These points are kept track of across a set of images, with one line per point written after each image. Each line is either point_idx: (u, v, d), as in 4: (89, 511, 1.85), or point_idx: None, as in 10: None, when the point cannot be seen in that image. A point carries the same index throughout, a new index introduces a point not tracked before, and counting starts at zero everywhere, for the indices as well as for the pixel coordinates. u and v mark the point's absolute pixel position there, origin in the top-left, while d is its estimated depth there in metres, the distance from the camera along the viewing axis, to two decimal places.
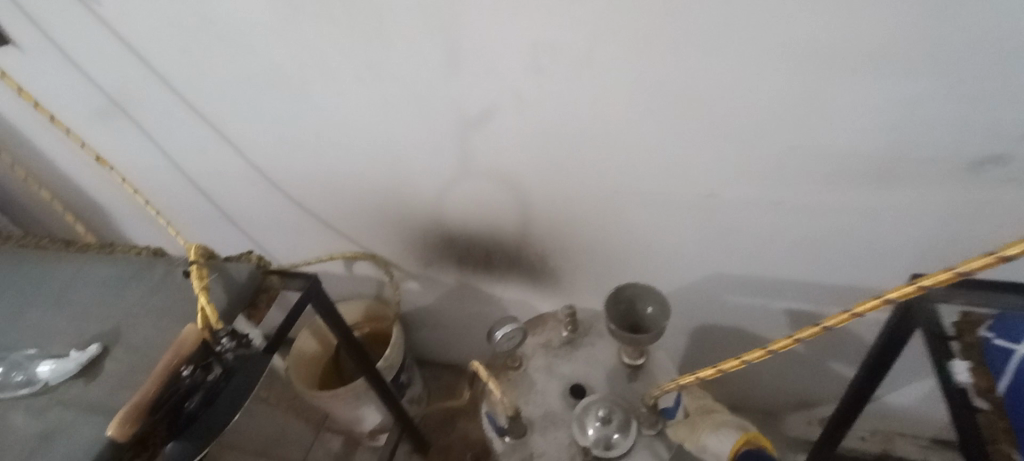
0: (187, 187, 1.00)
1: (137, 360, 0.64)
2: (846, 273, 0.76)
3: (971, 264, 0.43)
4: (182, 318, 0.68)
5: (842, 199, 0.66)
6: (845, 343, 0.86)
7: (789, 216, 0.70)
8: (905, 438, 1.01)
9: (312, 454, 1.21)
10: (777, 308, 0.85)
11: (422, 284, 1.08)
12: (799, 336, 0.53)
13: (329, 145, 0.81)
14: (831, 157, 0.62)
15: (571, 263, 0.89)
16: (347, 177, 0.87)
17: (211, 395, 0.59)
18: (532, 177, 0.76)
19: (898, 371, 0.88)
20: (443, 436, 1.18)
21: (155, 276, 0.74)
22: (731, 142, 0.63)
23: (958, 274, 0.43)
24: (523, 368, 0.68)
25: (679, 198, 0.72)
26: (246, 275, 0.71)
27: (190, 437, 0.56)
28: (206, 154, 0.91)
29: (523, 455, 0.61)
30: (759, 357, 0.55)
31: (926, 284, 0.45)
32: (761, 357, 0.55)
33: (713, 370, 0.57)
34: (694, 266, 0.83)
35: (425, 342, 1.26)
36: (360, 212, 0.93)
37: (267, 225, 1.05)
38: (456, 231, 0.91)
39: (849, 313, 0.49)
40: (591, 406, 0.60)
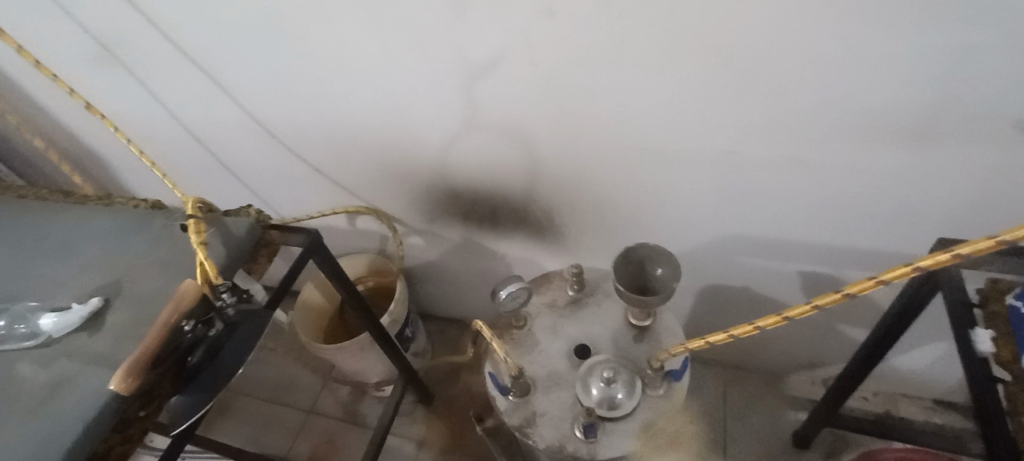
0: (185, 137, 0.97)
1: (140, 313, 0.63)
2: (865, 235, 0.73)
3: (1015, 232, 0.40)
4: (182, 272, 0.67)
5: (869, 158, 0.63)
6: (858, 306, 0.84)
7: (811, 175, 0.67)
8: (909, 399, 1.02)
9: (320, 403, 1.24)
10: (789, 269, 0.83)
11: (427, 240, 1.06)
12: (815, 302, 0.50)
13: (331, 95, 0.78)
14: (863, 112, 0.58)
15: (579, 220, 0.87)
16: (350, 129, 0.84)
17: (215, 349, 0.60)
18: (541, 130, 0.72)
19: (909, 334, 0.87)
20: (448, 388, 1.20)
21: (154, 230, 0.73)
22: (756, 95, 0.59)
23: (1000, 243, 0.41)
24: (527, 327, 0.67)
25: (695, 155, 0.69)
26: (245, 229, 0.70)
27: (198, 389, 0.57)
28: (202, 102, 0.88)
29: (526, 414, 0.61)
30: (774, 324, 0.53)
31: (963, 253, 0.43)
32: (776, 323, 0.53)
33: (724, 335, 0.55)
34: (706, 225, 0.80)
35: (430, 297, 1.26)
36: (363, 165, 0.91)
37: (270, 178, 1.02)
38: (461, 185, 0.89)
39: (874, 279, 0.47)
40: (596, 367, 0.60)
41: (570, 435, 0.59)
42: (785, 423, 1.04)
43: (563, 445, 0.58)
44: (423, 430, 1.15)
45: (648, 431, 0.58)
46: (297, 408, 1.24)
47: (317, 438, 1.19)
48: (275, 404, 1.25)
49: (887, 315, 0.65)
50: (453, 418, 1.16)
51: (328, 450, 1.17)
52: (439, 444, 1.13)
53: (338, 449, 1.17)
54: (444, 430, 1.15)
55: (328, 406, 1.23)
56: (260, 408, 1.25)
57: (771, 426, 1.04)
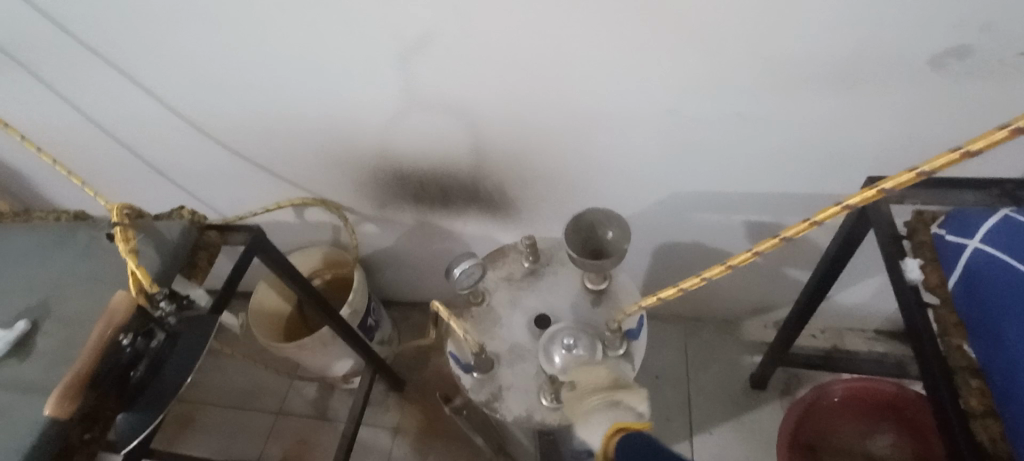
0: (105, 140, 0.91)
1: (72, 333, 0.59)
2: (803, 182, 0.76)
3: (936, 161, 0.42)
4: (115, 285, 0.63)
5: (802, 106, 0.65)
6: (802, 249, 0.88)
7: (749, 126, 0.69)
8: (853, 332, 1.08)
9: (289, 403, 1.21)
10: (737, 221, 0.86)
11: (380, 226, 1.04)
12: (758, 249, 0.53)
13: (258, 83, 0.74)
14: (792, 60, 0.59)
15: (530, 192, 0.87)
16: (283, 118, 0.80)
17: (158, 364, 0.56)
18: (481, 103, 0.71)
19: (850, 271, 0.91)
20: (418, 373, 1.19)
21: (78, 243, 0.67)
22: (691, 51, 0.60)
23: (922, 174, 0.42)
24: (487, 303, 0.66)
25: (638, 116, 0.69)
26: (179, 233, 0.66)
27: (142, 407, 0.54)
28: (117, 101, 0.81)
29: (491, 389, 0.60)
30: (720, 273, 0.55)
31: (887, 187, 0.45)
32: (722, 272, 0.54)
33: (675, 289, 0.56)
34: (654, 185, 0.81)
35: (391, 284, 1.24)
36: (302, 155, 0.87)
37: (205, 177, 0.97)
38: (407, 167, 0.86)
39: (810, 221, 0.48)
40: (557, 335, 0.60)
41: (538, 405, 0.59)
42: (744, 368, 1.09)
43: (531, 415, 0.59)
44: (397, 417, 1.15)
45: None
46: (265, 411, 1.21)
47: (290, 438, 1.16)
48: (241, 410, 1.21)
49: (828, 255, 0.68)
50: (426, 401, 1.15)
51: (301, 449, 1.15)
52: (414, 428, 1.13)
53: (312, 447, 1.15)
54: (418, 414, 1.14)
55: (297, 405, 1.20)
56: (226, 416, 1.21)
57: (732, 372, 1.09)
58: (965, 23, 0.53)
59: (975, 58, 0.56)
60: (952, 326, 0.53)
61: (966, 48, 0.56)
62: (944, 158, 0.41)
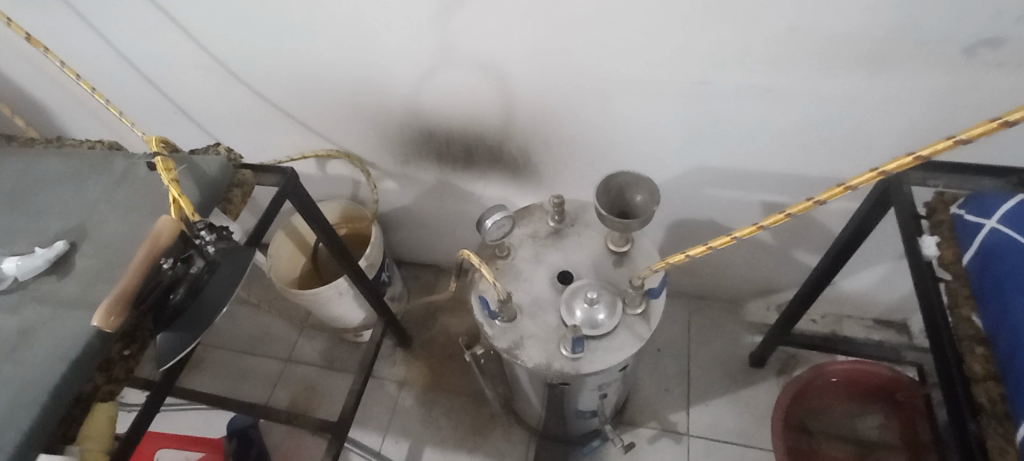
0: (136, 77, 0.91)
1: (112, 254, 0.60)
2: (824, 165, 0.78)
3: (970, 132, 0.42)
4: (153, 212, 0.64)
5: (833, 86, 0.66)
6: (812, 233, 0.91)
7: (778, 104, 0.70)
8: (852, 319, 1.11)
9: (298, 351, 1.24)
10: (753, 200, 0.88)
11: (401, 184, 1.06)
12: (789, 212, 0.54)
13: (296, 27, 0.74)
14: (830, 39, 0.61)
15: (554, 158, 0.88)
16: (316, 65, 0.80)
17: (197, 288, 0.58)
18: (518, 65, 0.72)
19: (856, 258, 0.94)
20: (425, 330, 1.22)
21: (115, 170, 0.69)
22: (732, 23, 0.61)
23: (955, 144, 0.42)
24: (511, 257, 0.68)
25: (671, 87, 0.71)
26: (217, 168, 0.67)
27: (180, 329, 0.56)
28: (153, 38, 0.82)
29: (513, 337, 0.63)
30: (748, 234, 0.56)
31: (922, 156, 0.45)
32: (750, 233, 0.56)
33: (703, 248, 0.58)
34: (677, 159, 0.83)
35: (404, 243, 1.26)
36: (332, 105, 0.88)
37: (230, 121, 0.98)
38: (435, 126, 0.88)
39: (843, 187, 0.50)
40: (580, 289, 0.63)
41: (557, 354, 0.62)
42: (743, 346, 1.12)
43: (550, 363, 0.61)
44: (403, 371, 1.18)
45: (628, 346, 0.61)
46: (273, 358, 1.24)
47: (298, 385, 1.20)
48: (251, 355, 1.24)
49: (841, 235, 0.70)
50: (432, 358, 1.19)
51: (309, 396, 1.18)
52: (420, 382, 1.16)
53: (320, 394, 1.18)
54: (425, 369, 1.18)
55: (305, 354, 1.23)
56: (236, 360, 1.24)
57: (731, 350, 1.12)
58: (999, 14, 0.55)
59: (1007, 49, 0.58)
60: (963, 299, 0.56)
61: (999, 38, 0.57)
62: (980, 129, 0.42)
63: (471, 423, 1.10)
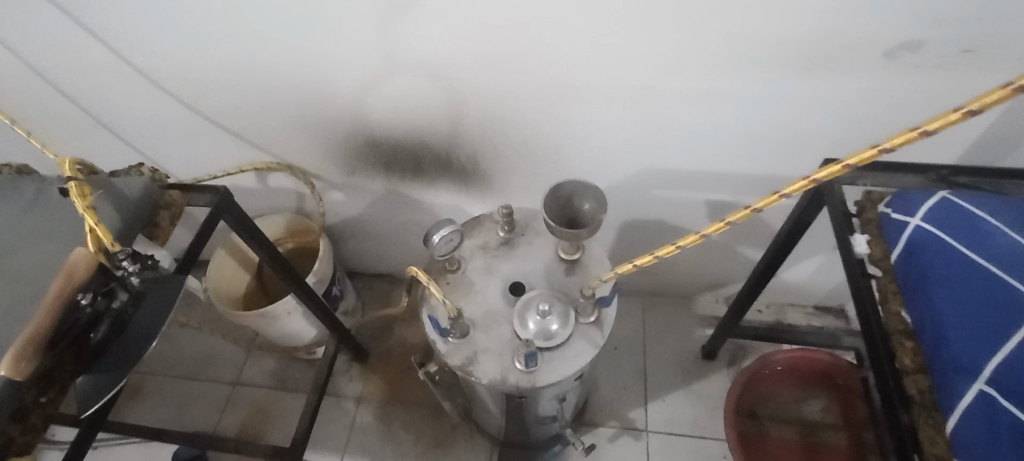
0: (45, 90, 0.84)
1: (20, 290, 0.55)
2: (763, 164, 0.81)
3: (891, 140, 0.44)
4: (67, 241, 0.59)
5: (769, 88, 0.68)
6: (755, 228, 0.94)
7: (719, 107, 0.72)
8: (795, 308, 1.16)
9: (246, 373, 1.18)
10: (699, 199, 0.90)
11: (347, 195, 1.02)
12: (730, 219, 0.55)
13: (224, 35, 0.70)
14: (765, 43, 0.62)
15: (503, 164, 0.87)
16: (249, 75, 0.76)
17: (121, 323, 0.54)
18: (462, 72, 0.71)
19: (796, 251, 0.98)
20: (381, 343, 1.19)
21: (23, 197, 0.63)
22: (673, 29, 0.62)
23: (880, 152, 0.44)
24: (462, 271, 0.67)
25: (616, 93, 0.71)
26: (140, 190, 0.62)
27: (105, 368, 0.52)
28: (62, 48, 0.75)
29: (467, 353, 0.62)
30: (692, 242, 0.57)
31: (853, 162, 0.47)
32: (694, 242, 0.57)
33: (649, 257, 0.58)
34: (623, 162, 0.84)
35: (355, 253, 1.23)
36: (269, 116, 0.84)
37: (157, 134, 0.91)
38: (380, 135, 0.85)
39: (777, 194, 0.51)
40: (532, 301, 0.62)
41: (512, 368, 0.61)
42: (696, 340, 1.15)
43: (505, 378, 0.60)
44: (360, 386, 1.15)
45: (582, 356, 0.62)
46: (219, 381, 1.18)
47: (248, 409, 1.14)
48: (195, 380, 1.18)
49: (780, 233, 0.73)
50: (389, 370, 1.16)
51: (260, 420, 1.13)
52: (378, 396, 1.13)
53: (272, 416, 1.13)
54: (382, 383, 1.15)
55: (254, 376, 1.18)
56: (179, 387, 1.17)
57: (685, 344, 1.15)
58: (918, 19, 0.58)
59: (925, 52, 0.62)
60: (891, 294, 0.59)
61: (918, 42, 0.61)
62: (899, 137, 0.43)
63: (432, 435, 1.08)
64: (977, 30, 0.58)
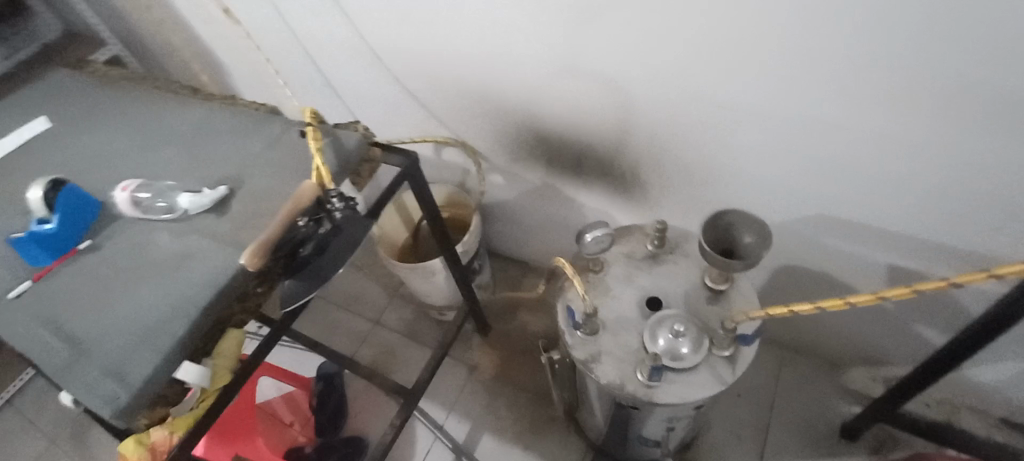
0: (297, 51, 1.03)
1: (259, 204, 0.70)
2: (971, 237, 0.70)
3: None
4: (296, 173, 0.73)
5: (1001, 154, 0.59)
6: (942, 308, 0.81)
7: (928, 163, 0.64)
8: (973, 413, 0.98)
9: (386, 316, 1.34)
10: (876, 260, 0.81)
11: (506, 179, 1.10)
12: (917, 287, 0.50)
13: (440, 23, 0.80)
14: (1009, 101, 0.54)
15: (663, 180, 0.87)
16: (452, 59, 0.86)
17: (323, 246, 0.67)
18: (644, 84, 0.72)
19: (991, 347, 0.83)
20: (503, 322, 1.27)
21: (272, 132, 0.79)
22: (891, 72, 0.57)
23: None
24: (603, 272, 0.69)
25: (805, 130, 0.67)
26: (354, 143, 0.75)
27: (304, 278, 0.66)
28: (317, 19, 0.92)
29: (591, 351, 0.64)
30: (867, 302, 0.53)
31: None
32: (868, 301, 0.53)
33: (809, 306, 0.55)
34: (795, 202, 0.79)
35: (499, 235, 1.31)
36: (459, 97, 0.94)
37: (368, 99, 1.07)
38: (551, 130, 0.90)
39: (987, 273, 0.46)
40: (667, 319, 0.62)
41: (631, 377, 0.62)
42: (834, 413, 1.04)
43: (623, 385, 0.61)
44: (477, 356, 1.23)
45: (706, 386, 0.60)
46: (364, 317, 1.35)
47: (381, 347, 1.30)
48: (346, 310, 1.37)
49: (979, 319, 0.63)
50: (505, 349, 1.23)
51: (389, 359, 1.28)
52: (491, 370, 1.21)
53: (398, 359, 1.27)
54: (497, 360, 1.22)
55: (392, 320, 1.33)
56: (333, 312, 1.37)
57: (819, 413, 1.04)
58: None
59: None
60: None
61: None
62: None
63: (531, 420, 1.13)
64: None
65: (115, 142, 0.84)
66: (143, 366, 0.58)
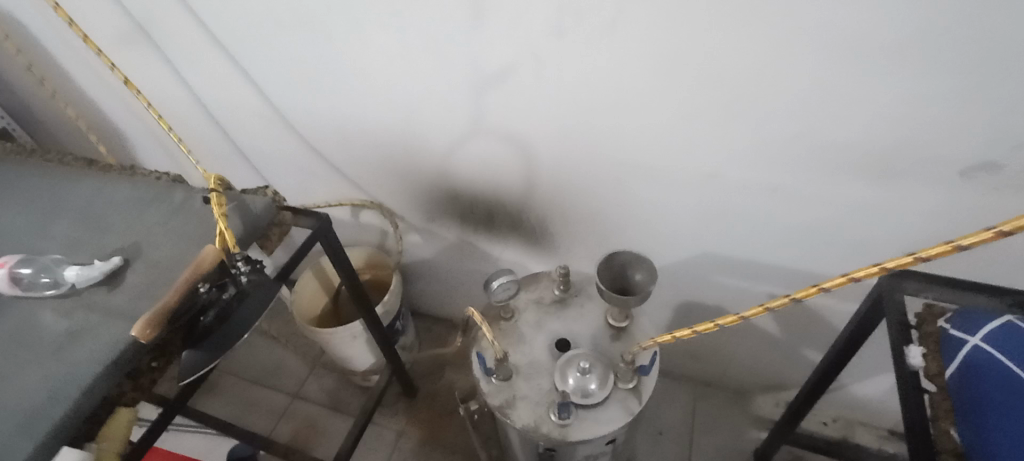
0: (205, 119, 1.03)
1: (158, 273, 0.68)
2: (828, 264, 0.80)
3: (929, 251, 0.45)
4: (199, 240, 0.72)
5: (836, 191, 0.70)
6: (819, 330, 0.91)
7: (783, 201, 0.74)
8: (865, 427, 1.07)
9: (306, 388, 1.27)
10: (760, 292, 0.90)
11: (424, 238, 1.12)
12: (769, 305, 0.56)
13: (349, 91, 0.85)
14: (830, 148, 0.65)
15: (569, 229, 0.94)
16: (363, 124, 0.90)
17: (226, 313, 0.64)
18: (542, 142, 0.80)
19: (864, 362, 0.93)
20: (430, 382, 1.24)
21: (175, 200, 0.78)
22: (739, 126, 0.67)
23: (915, 260, 0.45)
24: (514, 319, 0.72)
25: (681, 177, 0.77)
26: (263, 207, 0.75)
27: (205, 349, 0.62)
28: (227, 89, 0.94)
29: (506, 396, 0.66)
30: (731, 323, 0.58)
31: (892, 266, 0.47)
32: (733, 322, 0.58)
33: (688, 331, 0.60)
34: (684, 243, 0.87)
35: (422, 294, 1.32)
36: (372, 160, 0.97)
37: (281, 165, 1.08)
38: (462, 188, 0.95)
39: (817, 287, 0.53)
40: (574, 359, 0.65)
41: (546, 418, 0.64)
42: (748, 441, 1.09)
43: (537, 426, 0.63)
44: (403, 421, 1.19)
45: (615, 420, 0.63)
46: (281, 391, 1.27)
47: (300, 421, 1.22)
48: (262, 386, 1.29)
49: (841, 335, 0.71)
50: (433, 411, 1.20)
51: (309, 434, 1.20)
52: (419, 434, 1.17)
53: (320, 433, 1.20)
54: (425, 422, 1.19)
55: (312, 392, 1.27)
56: (247, 389, 1.28)
57: (735, 442, 1.10)
58: (993, 141, 0.59)
59: (1004, 175, 0.61)
60: (943, 412, 0.52)
61: (995, 163, 0.61)
62: (937, 248, 0.44)
63: None
64: None
65: None
66: (16, 456, 0.53)
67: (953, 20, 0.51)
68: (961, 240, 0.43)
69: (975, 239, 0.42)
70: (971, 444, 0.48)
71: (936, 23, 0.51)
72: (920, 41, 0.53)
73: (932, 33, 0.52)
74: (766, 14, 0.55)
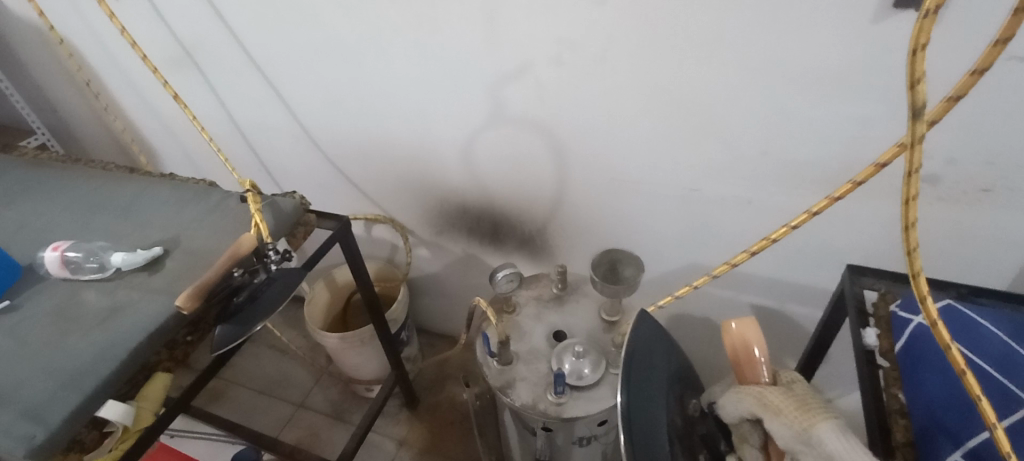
0: (236, 137, 1.13)
1: (194, 260, 0.75)
2: (803, 274, 0.87)
3: (817, 207, 0.55)
4: (231, 232, 0.79)
5: (803, 203, 0.78)
6: (798, 338, 0.98)
7: (757, 213, 0.83)
8: None
9: (310, 398, 1.32)
10: (744, 301, 0.96)
11: (432, 252, 1.20)
12: (714, 273, 0.63)
13: (370, 113, 0.95)
14: (795, 164, 0.74)
15: (568, 242, 1.02)
16: (381, 141, 1.00)
17: (255, 295, 0.70)
18: (542, 158, 0.89)
19: (841, 373, 0.99)
20: (431, 395, 1.29)
21: (212, 199, 0.86)
22: (715, 144, 0.76)
23: (810, 215, 0.54)
24: (516, 313, 0.80)
25: (667, 190, 0.85)
26: (291, 206, 0.83)
27: (234, 323, 0.67)
28: (260, 110, 1.04)
29: (507, 378, 0.72)
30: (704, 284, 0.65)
31: (797, 224, 0.56)
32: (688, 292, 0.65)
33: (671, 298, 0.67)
34: (673, 254, 0.95)
35: (427, 309, 1.38)
36: (388, 176, 1.06)
37: (302, 179, 1.17)
38: (469, 202, 1.04)
39: (748, 252, 0.59)
40: (570, 345, 0.72)
41: (543, 397, 0.70)
42: None
43: (535, 404, 0.69)
44: (403, 430, 1.23)
45: (606, 399, 0.69)
46: (286, 401, 1.31)
47: (305, 429, 1.26)
48: (267, 395, 1.33)
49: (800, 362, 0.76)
50: (434, 421, 1.25)
51: (312, 442, 1.24)
52: (419, 443, 1.21)
53: (322, 439, 1.24)
54: (424, 432, 1.23)
55: (317, 402, 1.31)
56: (252, 398, 1.33)
57: None
58: (932, 156, 0.66)
59: (944, 187, 0.69)
60: (892, 381, 0.58)
61: (936, 177, 0.68)
62: (822, 205, 0.54)
63: None
64: (991, 173, 0.65)
65: (44, 214, 0.86)
66: (65, 406, 0.58)
67: (885, 52, 0.61)
68: (836, 194, 0.54)
69: (843, 189, 0.52)
70: (914, 410, 0.54)
71: (872, 54, 0.61)
72: (858, 68, 0.63)
73: (865, 63, 0.62)
74: (731, 44, 0.66)
